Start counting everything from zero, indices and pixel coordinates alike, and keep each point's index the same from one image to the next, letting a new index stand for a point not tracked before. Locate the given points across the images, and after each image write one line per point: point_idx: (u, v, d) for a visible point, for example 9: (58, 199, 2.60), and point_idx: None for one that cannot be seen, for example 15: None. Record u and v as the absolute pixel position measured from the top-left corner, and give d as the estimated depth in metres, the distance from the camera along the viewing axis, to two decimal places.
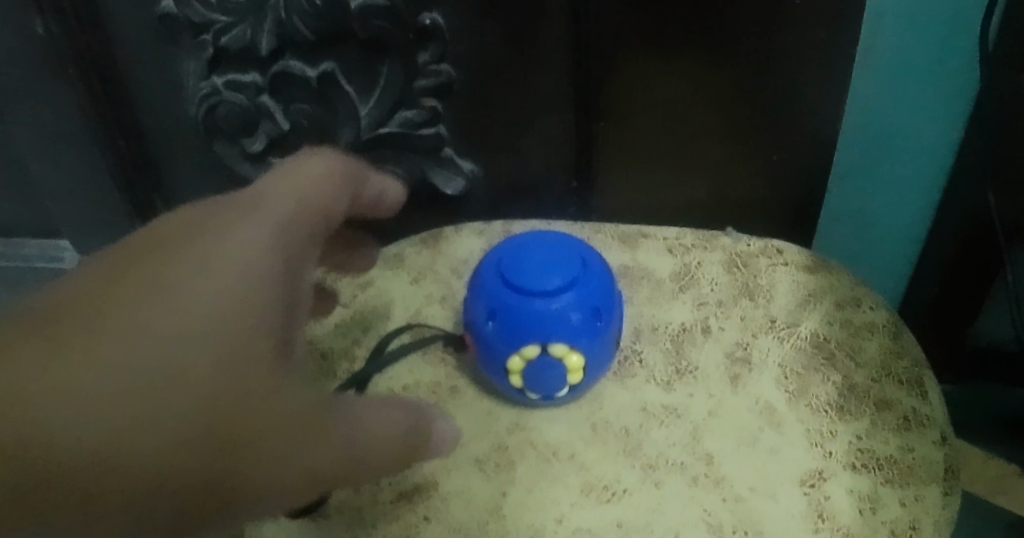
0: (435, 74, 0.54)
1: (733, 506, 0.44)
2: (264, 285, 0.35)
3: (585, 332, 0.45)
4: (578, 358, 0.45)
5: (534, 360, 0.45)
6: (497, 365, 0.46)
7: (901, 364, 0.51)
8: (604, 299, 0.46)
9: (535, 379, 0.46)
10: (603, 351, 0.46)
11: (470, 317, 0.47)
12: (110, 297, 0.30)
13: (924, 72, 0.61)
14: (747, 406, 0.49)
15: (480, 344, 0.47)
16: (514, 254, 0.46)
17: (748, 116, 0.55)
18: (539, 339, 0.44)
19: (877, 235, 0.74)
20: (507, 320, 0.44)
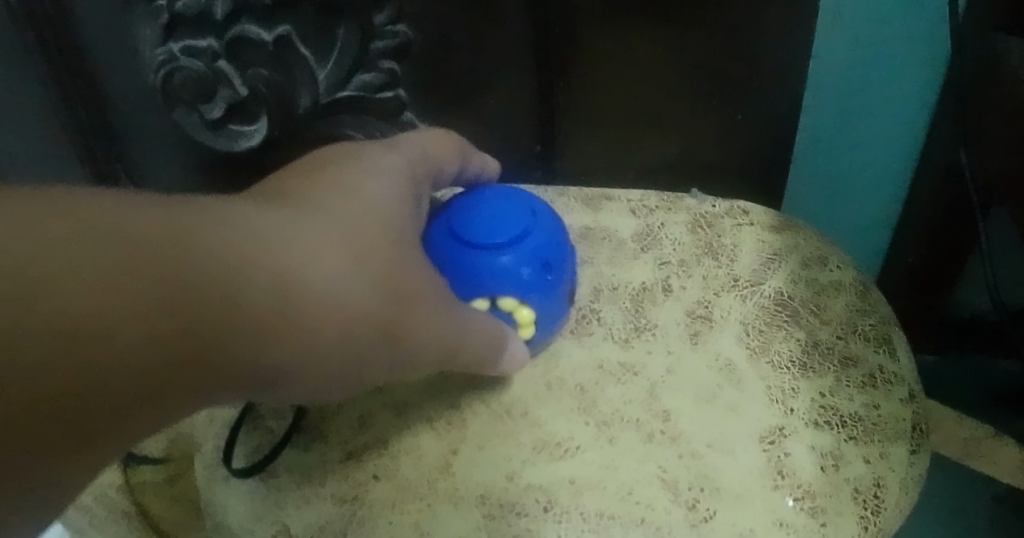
0: (392, 35, 0.54)
1: (689, 462, 0.43)
2: (405, 209, 0.42)
3: (534, 285, 0.44)
4: (528, 312, 0.45)
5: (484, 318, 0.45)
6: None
7: (868, 321, 0.50)
8: (554, 252, 0.45)
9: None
10: (556, 304, 0.46)
11: None
12: (319, 202, 0.38)
13: (897, 32, 0.60)
14: (706, 363, 0.48)
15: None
16: (459, 209, 0.45)
17: (712, 75, 0.54)
18: (487, 293, 0.44)
19: (851, 201, 0.73)
20: (454, 277, 0.44)
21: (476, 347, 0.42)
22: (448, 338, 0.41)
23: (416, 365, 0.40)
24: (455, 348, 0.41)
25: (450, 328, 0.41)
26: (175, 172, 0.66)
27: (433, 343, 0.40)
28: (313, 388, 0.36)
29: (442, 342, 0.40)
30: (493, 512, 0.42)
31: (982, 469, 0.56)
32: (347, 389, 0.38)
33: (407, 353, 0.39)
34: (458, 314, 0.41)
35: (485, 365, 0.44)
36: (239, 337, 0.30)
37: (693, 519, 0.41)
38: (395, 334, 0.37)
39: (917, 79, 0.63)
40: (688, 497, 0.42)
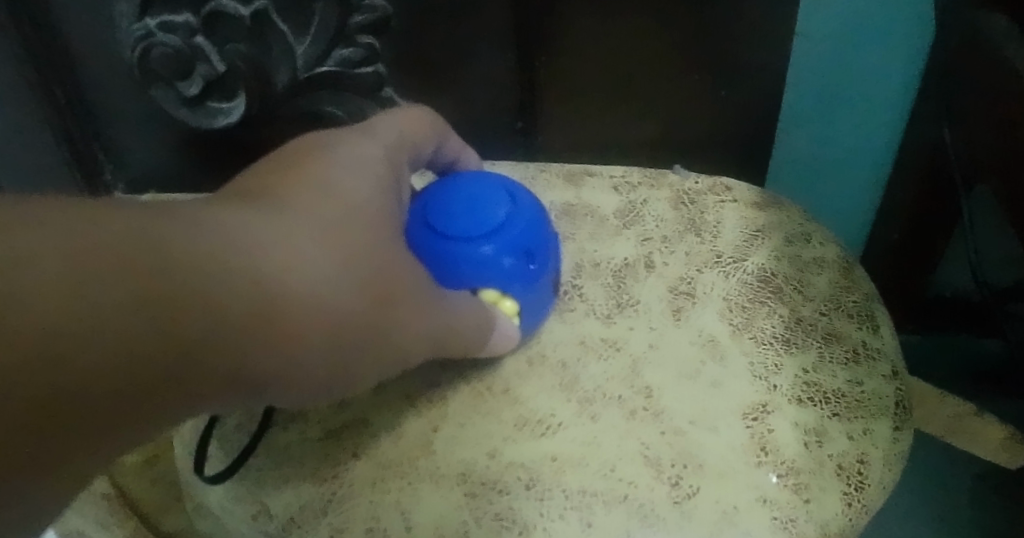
0: (370, 10, 0.52)
1: (672, 439, 0.43)
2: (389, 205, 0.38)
3: (515, 275, 0.44)
4: (512, 303, 0.45)
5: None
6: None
7: (851, 297, 0.50)
8: (536, 240, 0.45)
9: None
10: (538, 295, 0.46)
11: None
12: (295, 197, 0.34)
13: (883, 8, 0.59)
14: (689, 339, 0.48)
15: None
16: (434, 200, 0.44)
17: (695, 50, 0.53)
18: (470, 287, 0.43)
19: (834, 180, 0.73)
20: (435, 273, 0.43)
21: (459, 337, 0.40)
22: (435, 334, 0.38)
23: (403, 365, 0.38)
24: (440, 342, 0.39)
25: (438, 322, 0.38)
26: (155, 151, 0.65)
27: (422, 340, 0.38)
28: (298, 397, 0.33)
29: (430, 338, 0.38)
30: (474, 489, 0.41)
31: (965, 442, 0.56)
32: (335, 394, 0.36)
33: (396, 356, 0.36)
34: (444, 309, 0.39)
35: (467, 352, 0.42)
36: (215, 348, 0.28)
37: (676, 496, 0.41)
38: (384, 335, 0.35)
39: (900, 57, 0.63)
40: (671, 473, 0.42)
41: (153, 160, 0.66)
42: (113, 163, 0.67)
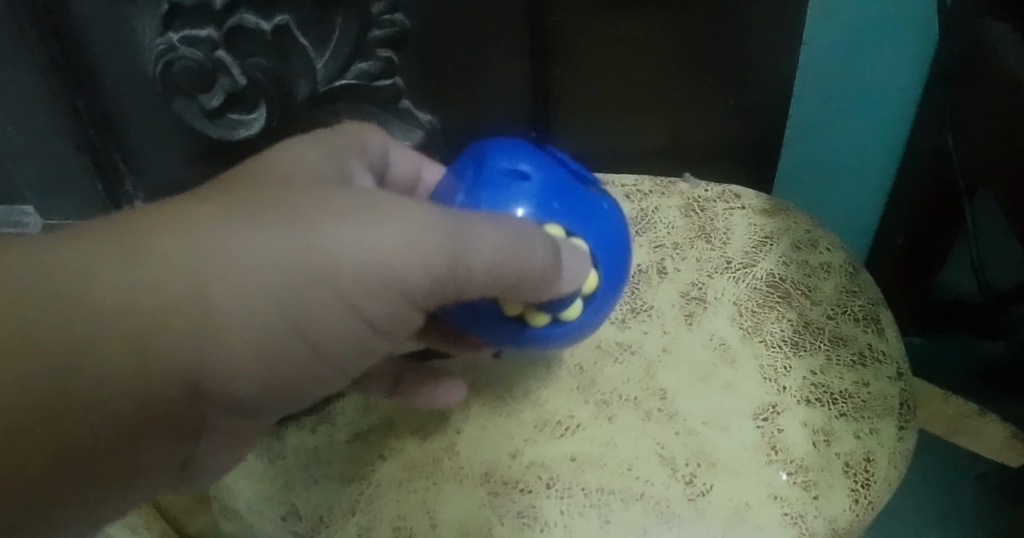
0: (389, 24, 0.54)
1: (686, 439, 0.45)
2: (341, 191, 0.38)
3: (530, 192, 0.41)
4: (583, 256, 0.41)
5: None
6: (492, 316, 0.41)
7: (857, 301, 0.52)
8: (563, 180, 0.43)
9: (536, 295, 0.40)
10: (585, 212, 0.42)
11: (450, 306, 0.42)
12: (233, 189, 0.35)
13: (884, 20, 0.61)
14: (701, 343, 0.49)
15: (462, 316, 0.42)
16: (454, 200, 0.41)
17: (703, 62, 0.55)
18: None
19: (838, 187, 0.75)
20: None
21: (478, 278, 0.35)
22: (458, 264, 0.34)
23: (386, 320, 0.36)
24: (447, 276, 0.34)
25: (443, 257, 0.33)
26: (174, 165, 0.66)
27: (416, 280, 0.34)
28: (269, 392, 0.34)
29: (425, 275, 0.34)
30: (497, 489, 0.43)
31: (967, 442, 0.58)
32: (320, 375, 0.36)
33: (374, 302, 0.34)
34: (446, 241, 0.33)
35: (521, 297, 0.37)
36: (155, 358, 0.29)
37: (690, 494, 0.42)
38: (349, 285, 0.33)
39: (901, 67, 0.65)
40: (685, 472, 0.43)
41: (172, 173, 0.67)
42: (132, 175, 0.67)
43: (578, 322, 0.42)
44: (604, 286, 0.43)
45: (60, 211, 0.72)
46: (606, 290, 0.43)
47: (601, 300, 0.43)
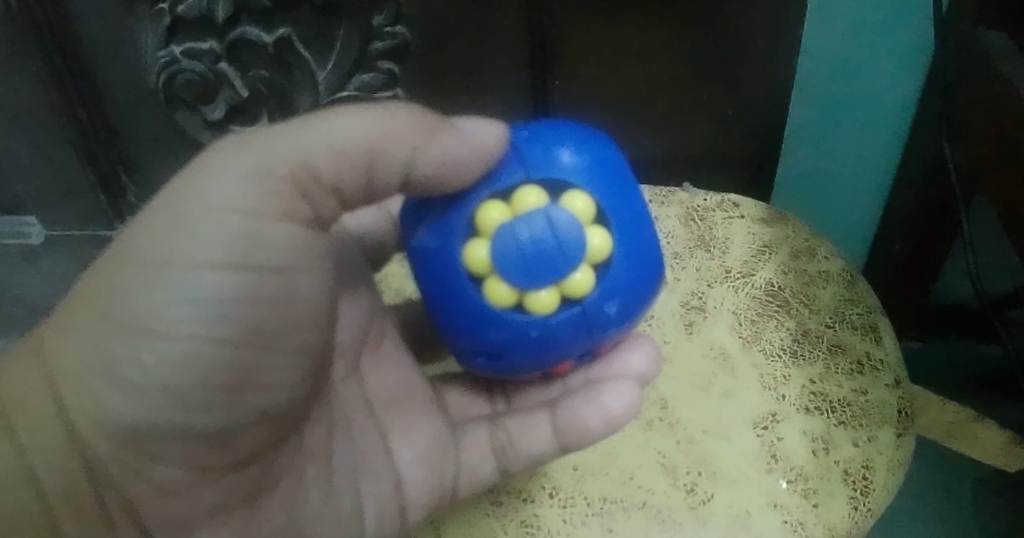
0: (391, 36, 0.55)
1: (686, 448, 0.45)
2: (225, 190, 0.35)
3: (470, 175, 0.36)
4: (579, 197, 0.35)
5: (511, 272, 0.34)
6: (549, 321, 0.35)
7: (855, 309, 0.52)
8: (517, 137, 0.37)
9: (553, 270, 0.34)
10: (525, 143, 0.36)
11: (504, 337, 0.36)
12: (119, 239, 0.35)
13: (883, 29, 0.62)
14: (701, 353, 0.50)
15: (528, 346, 0.36)
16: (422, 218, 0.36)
17: (701, 74, 0.56)
18: (544, 230, 0.34)
19: (836, 194, 0.76)
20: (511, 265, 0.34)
21: (342, 162, 0.32)
22: (307, 154, 0.32)
23: (281, 246, 0.33)
24: (292, 169, 0.32)
25: (264, 165, 0.32)
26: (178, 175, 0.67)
27: (257, 196, 0.32)
28: (219, 375, 0.34)
29: (259, 186, 0.32)
30: (501, 499, 0.43)
31: (965, 448, 0.59)
32: (276, 338, 0.35)
33: (248, 234, 0.32)
34: (245, 147, 0.32)
35: (445, 172, 0.34)
36: (83, 387, 0.33)
37: (691, 502, 0.43)
38: (196, 229, 0.31)
39: (898, 77, 0.65)
40: (686, 480, 0.44)
41: None
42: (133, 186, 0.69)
43: (623, 255, 0.36)
44: (608, 205, 0.36)
45: (63, 222, 0.73)
46: (619, 202, 0.36)
47: (624, 217, 0.36)
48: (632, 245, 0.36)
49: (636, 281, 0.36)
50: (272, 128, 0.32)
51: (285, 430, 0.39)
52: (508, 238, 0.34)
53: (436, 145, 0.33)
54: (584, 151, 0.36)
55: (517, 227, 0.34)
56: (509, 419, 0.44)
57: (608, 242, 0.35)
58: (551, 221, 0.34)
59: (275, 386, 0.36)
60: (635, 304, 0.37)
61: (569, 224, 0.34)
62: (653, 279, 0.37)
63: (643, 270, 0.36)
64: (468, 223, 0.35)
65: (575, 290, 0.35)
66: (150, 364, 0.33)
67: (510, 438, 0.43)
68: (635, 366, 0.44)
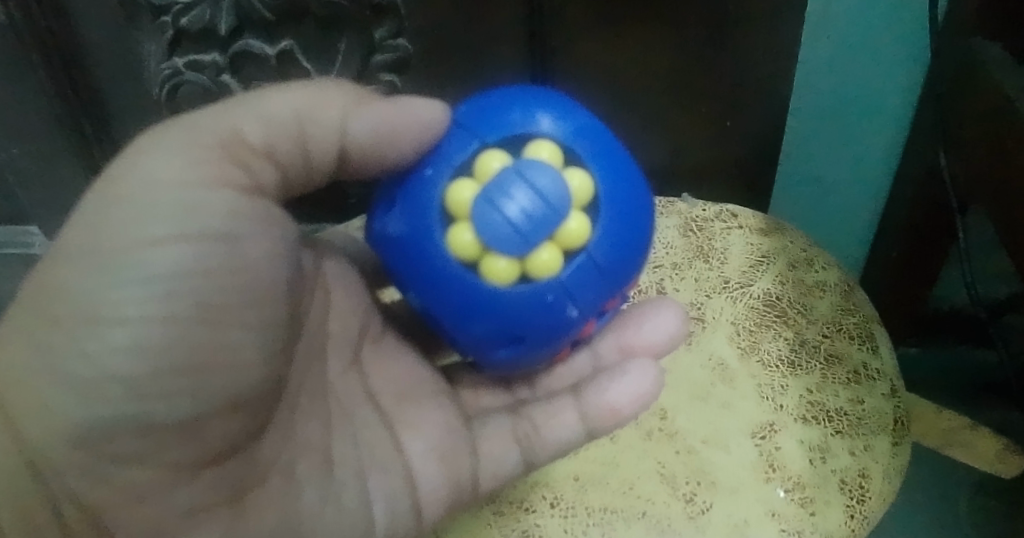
0: (393, 49, 0.56)
1: (686, 458, 0.46)
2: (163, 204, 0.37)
3: (430, 160, 0.36)
4: (544, 151, 0.35)
5: (505, 245, 0.34)
6: (559, 278, 0.35)
7: (852, 319, 0.53)
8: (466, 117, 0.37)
9: (544, 227, 0.34)
10: (476, 118, 0.37)
11: (520, 312, 0.35)
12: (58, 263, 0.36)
13: (879, 40, 0.63)
14: (700, 363, 0.51)
15: (546, 314, 0.35)
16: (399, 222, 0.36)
17: (697, 84, 0.59)
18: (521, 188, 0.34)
19: (834, 202, 0.76)
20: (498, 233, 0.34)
21: (276, 135, 0.36)
22: (243, 126, 0.35)
23: (218, 211, 0.34)
24: (225, 141, 0.35)
25: (193, 140, 0.34)
26: None
27: (191, 168, 0.34)
28: (173, 355, 0.34)
29: (190, 157, 0.34)
30: (502, 509, 0.44)
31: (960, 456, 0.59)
32: (229, 314, 0.35)
33: (184, 201, 0.34)
34: (173, 131, 0.35)
35: (379, 143, 0.36)
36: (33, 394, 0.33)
37: (691, 512, 0.44)
38: (129, 210, 0.33)
39: (895, 88, 0.66)
40: (686, 490, 0.45)
41: None
42: None
43: (608, 188, 0.36)
44: (575, 144, 0.36)
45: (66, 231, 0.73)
46: (586, 137, 0.36)
47: (595, 150, 0.36)
48: (614, 176, 0.36)
49: (630, 207, 0.36)
50: (197, 115, 0.36)
51: (258, 423, 0.39)
52: (489, 209, 0.34)
53: (370, 115, 0.37)
54: (533, 103, 0.37)
55: (492, 196, 0.34)
56: (535, 408, 0.45)
57: (589, 181, 0.36)
58: (526, 177, 0.34)
59: (237, 366, 0.36)
60: (636, 235, 0.36)
61: (543, 172, 0.34)
62: (645, 200, 0.37)
63: (631, 196, 0.36)
64: (441, 207, 0.35)
65: (575, 238, 0.35)
66: (100, 354, 0.33)
67: (535, 426, 0.44)
68: (658, 336, 0.46)
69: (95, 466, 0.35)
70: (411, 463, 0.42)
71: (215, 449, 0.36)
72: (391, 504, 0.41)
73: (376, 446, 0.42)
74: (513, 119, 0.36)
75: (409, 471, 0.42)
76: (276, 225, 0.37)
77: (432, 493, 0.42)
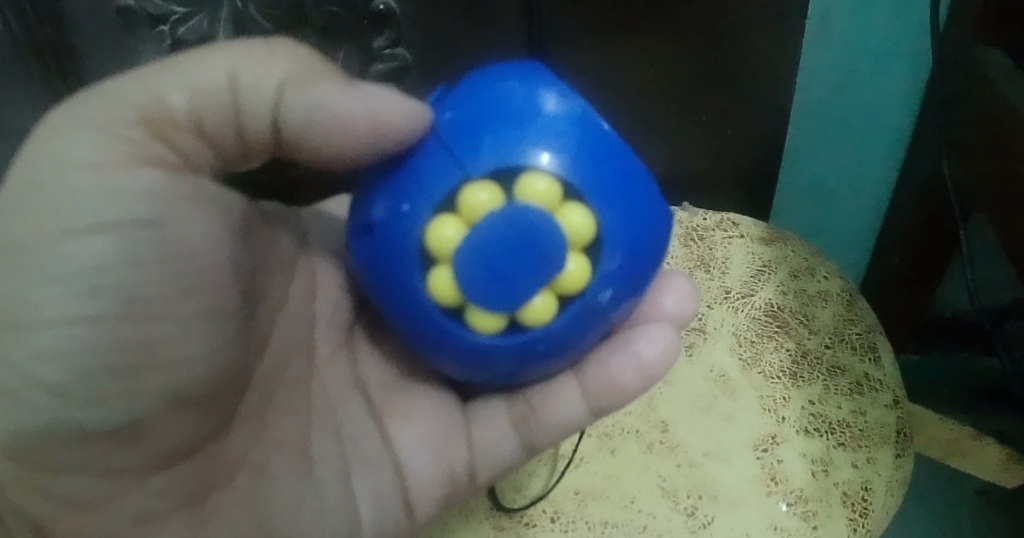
0: (392, 58, 0.56)
1: (687, 471, 0.46)
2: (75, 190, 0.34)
3: (405, 187, 0.31)
4: (541, 180, 0.30)
5: (489, 297, 0.30)
6: (551, 328, 0.31)
7: (854, 329, 0.53)
8: (450, 123, 0.31)
9: (536, 274, 0.30)
10: (461, 130, 0.31)
11: (510, 361, 0.32)
12: None
13: (879, 46, 0.63)
14: (701, 375, 0.50)
15: (538, 361, 0.32)
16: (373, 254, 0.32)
17: (697, 92, 0.59)
18: (512, 233, 0.30)
19: (836, 209, 0.76)
20: (483, 284, 0.30)
21: (205, 105, 0.33)
22: (162, 92, 0.32)
23: (145, 193, 0.32)
24: (148, 113, 0.32)
25: (112, 114, 0.32)
26: None
27: (111, 145, 0.31)
28: (105, 355, 0.31)
29: (111, 134, 0.31)
30: (502, 523, 0.44)
31: (962, 465, 0.60)
32: (165, 308, 0.32)
33: (107, 183, 0.31)
34: (88, 105, 0.32)
35: (320, 127, 0.33)
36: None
37: (692, 525, 0.43)
38: (45, 195, 0.30)
39: (896, 94, 0.66)
40: (687, 504, 0.44)
41: None
42: None
43: (614, 228, 0.31)
44: (577, 175, 0.30)
45: None
46: (591, 163, 0.30)
47: (601, 181, 0.30)
48: (621, 212, 0.31)
49: (638, 245, 0.31)
50: (110, 85, 0.33)
51: (221, 421, 0.37)
52: (472, 260, 0.30)
53: (311, 93, 0.33)
54: (528, 118, 0.30)
55: (477, 244, 0.30)
56: (530, 388, 0.39)
57: (591, 219, 0.31)
58: (518, 220, 0.30)
59: (179, 362, 0.33)
60: (641, 274, 0.32)
61: (536, 217, 0.30)
62: (662, 228, 0.33)
63: (641, 230, 0.31)
64: (419, 248, 0.31)
65: (571, 285, 0.31)
66: (24, 358, 0.30)
67: (534, 409, 0.39)
68: (669, 305, 0.41)
69: (37, 478, 0.32)
70: (404, 455, 0.40)
71: (170, 449, 0.34)
72: (383, 503, 0.40)
73: (365, 439, 0.41)
74: (502, 144, 0.30)
75: (402, 464, 0.40)
76: (219, 220, 0.36)
77: (427, 486, 0.40)
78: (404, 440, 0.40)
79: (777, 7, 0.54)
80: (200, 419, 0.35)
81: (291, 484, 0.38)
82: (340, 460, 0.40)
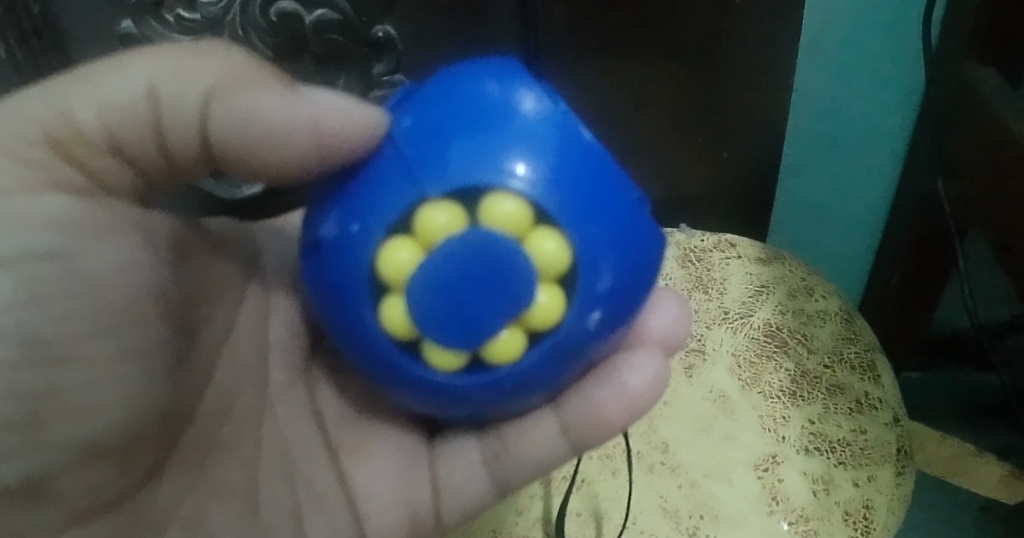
0: (390, 84, 0.58)
1: (689, 491, 0.46)
2: None
3: (359, 207, 0.30)
4: (507, 202, 0.29)
5: (449, 332, 0.29)
6: (522, 368, 0.30)
7: (853, 348, 0.53)
8: (412, 139, 0.30)
9: (498, 306, 0.29)
10: (420, 147, 0.29)
11: (474, 397, 0.31)
12: None
13: (872, 66, 0.63)
14: (702, 396, 0.51)
15: (506, 399, 0.31)
16: (329, 277, 0.31)
17: (691, 116, 0.60)
18: (472, 261, 0.29)
19: (832, 228, 0.77)
20: (443, 318, 0.29)
21: (120, 122, 0.32)
22: (71, 110, 0.31)
23: (57, 224, 0.32)
24: (55, 132, 0.31)
25: (16, 136, 0.31)
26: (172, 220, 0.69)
27: (20, 172, 0.31)
28: (10, 407, 0.31)
29: (21, 161, 0.31)
30: None
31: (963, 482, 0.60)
32: (76, 350, 0.32)
33: (9, 213, 0.31)
34: None
35: (260, 135, 0.32)
36: None
37: None
38: None
39: (889, 114, 0.67)
40: (688, 524, 0.45)
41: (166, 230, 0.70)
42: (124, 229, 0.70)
43: (593, 265, 0.29)
44: (552, 201, 0.29)
45: None
46: (568, 190, 0.29)
47: (580, 210, 0.29)
48: (602, 247, 0.29)
49: (621, 286, 0.30)
50: (15, 100, 0.32)
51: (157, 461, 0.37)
52: (430, 293, 0.29)
53: (245, 101, 0.32)
54: (496, 138, 0.29)
55: (435, 273, 0.29)
56: (509, 426, 0.38)
57: (565, 248, 0.29)
58: (479, 247, 0.28)
59: (92, 410, 0.33)
60: (623, 317, 0.31)
61: (501, 244, 0.28)
62: (648, 260, 0.31)
63: (624, 267, 0.30)
64: (375, 278, 0.30)
65: (544, 320, 0.30)
66: None
67: (511, 448, 0.38)
68: (659, 330, 0.40)
69: None
70: (364, 499, 0.41)
71: (91, 500, 0.34)
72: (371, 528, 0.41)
73: (325, 488, 0.41)
74: (466, 168, 0.28)
75: (360, 509, 0.41)
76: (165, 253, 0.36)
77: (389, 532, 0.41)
78: (369, 487, 0.41)
79: (767, 25, 0.55)
80: (123, 462, 0.35)
81: (235, 531, 0.39)
82: (298, 506, 0.40)
